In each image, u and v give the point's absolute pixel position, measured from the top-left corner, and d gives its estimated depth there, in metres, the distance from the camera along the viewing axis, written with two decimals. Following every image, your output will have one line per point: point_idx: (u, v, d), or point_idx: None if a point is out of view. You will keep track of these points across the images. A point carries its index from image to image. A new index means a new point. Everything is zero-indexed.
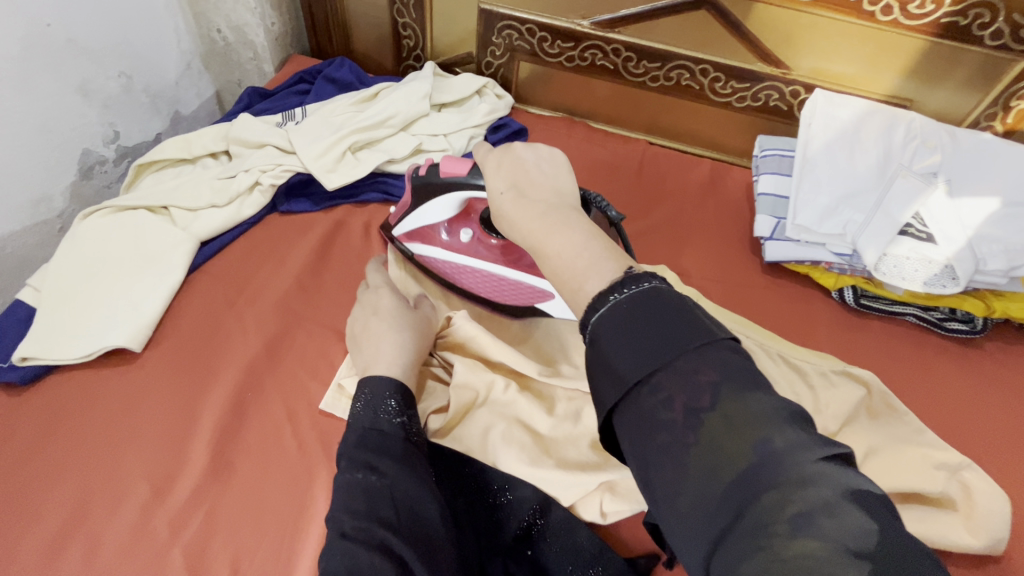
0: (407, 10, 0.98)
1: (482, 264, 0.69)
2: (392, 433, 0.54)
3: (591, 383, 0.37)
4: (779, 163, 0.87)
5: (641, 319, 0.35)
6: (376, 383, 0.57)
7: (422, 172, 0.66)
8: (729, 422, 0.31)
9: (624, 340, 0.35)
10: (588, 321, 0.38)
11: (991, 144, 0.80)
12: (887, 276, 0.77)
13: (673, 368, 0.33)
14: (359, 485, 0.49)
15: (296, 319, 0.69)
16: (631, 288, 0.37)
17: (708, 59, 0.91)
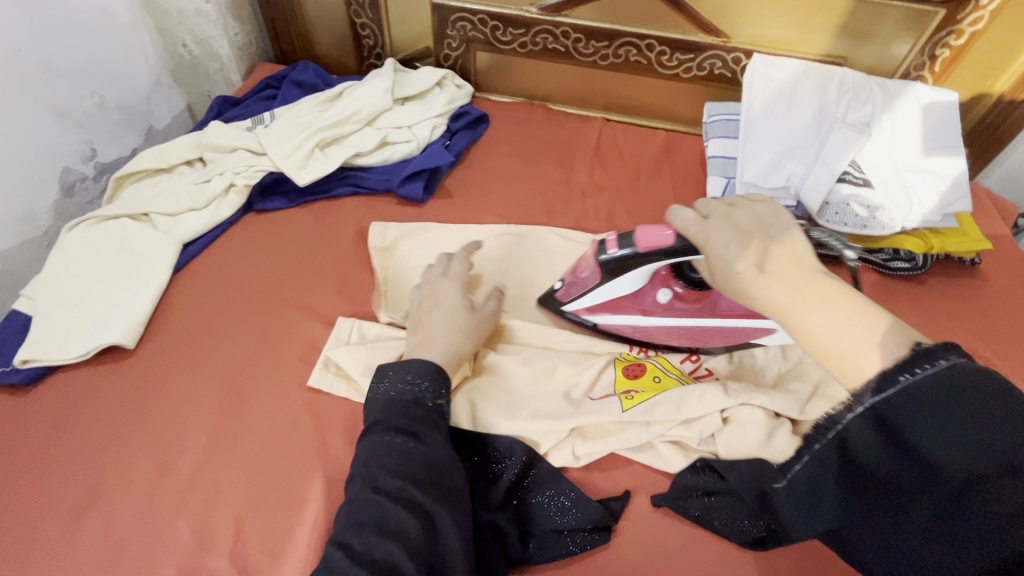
0: (364, 11, 1.02)
1: (672, 322, 0.68)
2: (431, 409, 0.57)
3: (858, 461, 0.38)
4: (726, 127, 0.92)
5: (950, 409, 0.34)
6: (418, 362, 0.60)
7: (612, 251, 0.62)
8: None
9: (936, 428, 0.35)
10: (869, 400, 0.38)
11: (916, 93, 0.86)
12: (831, 224, 0.81)
13: (993, 467, 0.33)
14: (391, 448, 0.52)
15: (279, 307, 0.73)
16: (923, 367, 0.36)
17: (653, 34, 0.96)
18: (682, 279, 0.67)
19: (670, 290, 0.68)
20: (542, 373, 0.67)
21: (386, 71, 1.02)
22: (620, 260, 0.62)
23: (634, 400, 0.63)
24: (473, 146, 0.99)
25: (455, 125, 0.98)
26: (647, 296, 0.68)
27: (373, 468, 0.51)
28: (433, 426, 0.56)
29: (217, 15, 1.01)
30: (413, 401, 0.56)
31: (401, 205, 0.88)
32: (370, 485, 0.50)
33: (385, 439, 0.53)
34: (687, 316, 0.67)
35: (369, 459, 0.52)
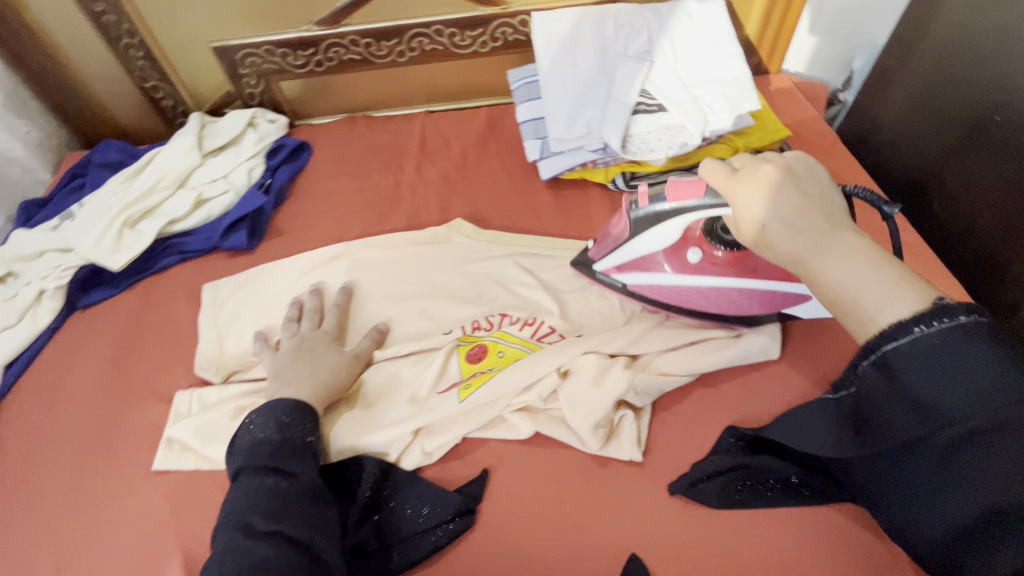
0: (149, 73, 1.00)
1: (704, 282, 0.66)
2: (298, 445, 0.57)
3: (869, 396, 0.42)
4: (529, 90, 0.94)
5: (959, 367, 0.37)
6: (284, 400, 0.60)
7: (642, 202, 0.64)
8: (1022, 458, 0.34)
9: (927, 373, 0.38)
10: (877, 346, 0.40)
11: (685, 10, 0.89)
12: (640, 154, 0.84)
13: (986, 421, 0.36)
14: (265, 490, 0.52)
15: (117, 398, 0.72)
16: (943, 320, 0.38)
17: (436, 19, 0.96)
18: (723, 244, 0.66)
19: (702, 252, 0.67)
20: (387, 383, 0.68)
21: (190, 126, 0.98)
22: (655, 213, 0.62)
23: (471, 388, 0.65)
24: (299, 177, 0.98)
25: (273, 162, 0.96)
26: (677, 259, 0.67)
27: (246, 513, 0.50)
28: (302, 461, 0.56)
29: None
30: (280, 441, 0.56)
31: (230, 258, 0.86)
32: (242, 531, 0.48)
33: (254, 483, 0.52)
34: (722, 275, 0.66)
35: (239, 507, 0.50)
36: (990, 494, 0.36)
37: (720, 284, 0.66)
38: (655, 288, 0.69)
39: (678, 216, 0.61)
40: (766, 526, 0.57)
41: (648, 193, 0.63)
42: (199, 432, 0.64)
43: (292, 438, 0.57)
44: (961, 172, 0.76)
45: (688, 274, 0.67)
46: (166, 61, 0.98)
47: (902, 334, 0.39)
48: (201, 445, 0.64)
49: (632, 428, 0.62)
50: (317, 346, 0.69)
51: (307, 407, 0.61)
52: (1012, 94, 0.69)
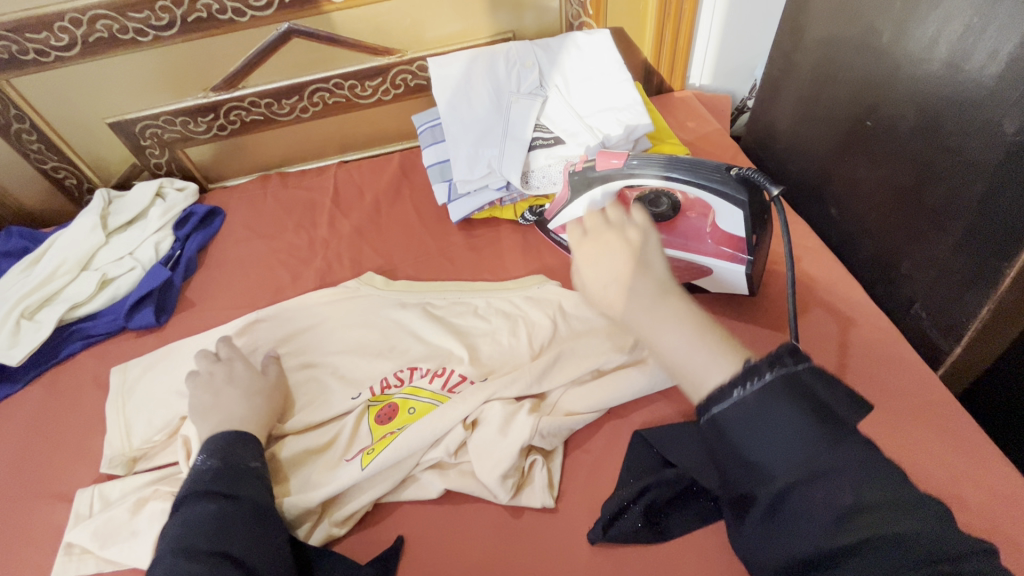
0: (47, 154, 0.97)
1: None
2: (244, 470, 0.58)
3: (725, 472, 0.42)
4: (433, 133, 0.94)
5: (774, 414, 0.40)
6: (230, 435, 0.61)
7: (577, 168, 0.74)
8: (843, 501, 0.37)
9: (761, 437, 0.40)
10: (714, 414, 0.42)
11: (574, 41, 0.91)
12: (543, 188, 0.85)
13: (805, 470, 0.38)
14: (203, 516, 0.52)
15: (16, 503, 0.68)
16: (758, 377, 0.41)
17: (333, 74, 0.96)
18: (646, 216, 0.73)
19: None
20: (298, 456, 0.66)
21: (94, 204, 0.96)
22: (588, 177, 0.73)
23: (373, 453, 0.62)
24: (211, 244, 0.96)
25: (182, 232, 0.95)
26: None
27: (187, 542, 0.50)
28: (248, 484, 0.57)
29: None
30: (226, 470, 0.57)
31: (140, 337, 0.84)
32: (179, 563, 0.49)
33: (198, 510, 0.53)
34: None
35: (182, 536, 0.51)
36: (823, 543, 0.37)
37: None
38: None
39: (607, 180, 0.71)
40: (682, 562, 0.55)
41: (584, 160, 0.75)
42: (98, 533, 0.62)
43: (240, 466, 0.58)
44: (846, 173, 0.79)
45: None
46: (64, 142, 0.97)
47: (728, 392, 0.41)
48: (101, 547, 0.61)
49: (542, 473, 0.61)
50: (257, 385, 0.68)
51: (252, 436, 0.62)
52: (878, 97, 0.71)
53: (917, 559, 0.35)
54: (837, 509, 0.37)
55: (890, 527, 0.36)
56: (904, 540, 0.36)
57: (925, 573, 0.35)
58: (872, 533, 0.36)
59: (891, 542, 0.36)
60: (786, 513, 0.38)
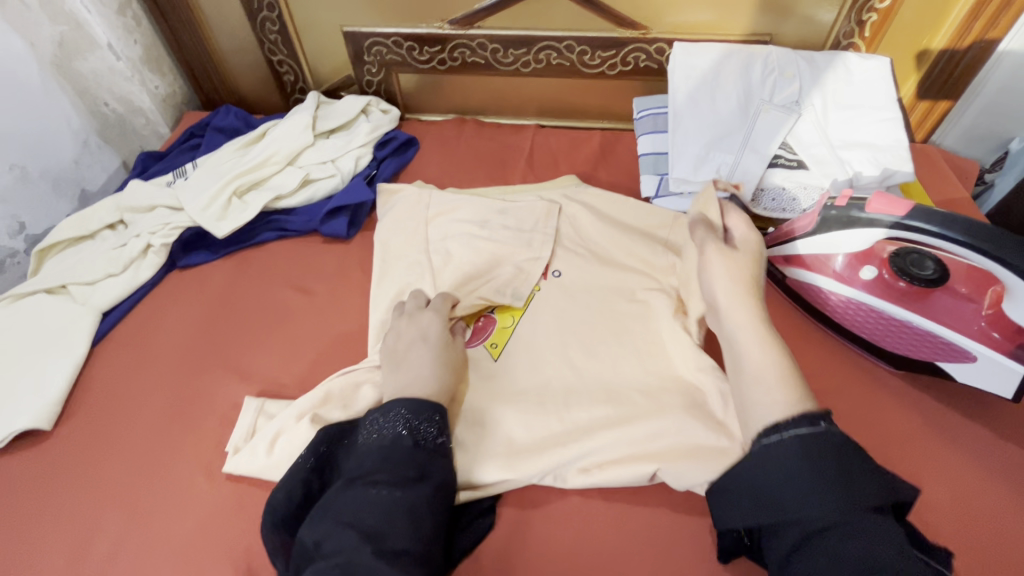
0: (278, 48, 1.02)
1: (876, 302, 0.66)
2: (413, 450, 0.52)
3: (767, 485, 0.47)
4: (654, 122, 0.88)
5: (837, 468, 0.44)
6: (413, 402, 0.55)
7: (841, 203, 0.66)
8: (863, 557, 0.41)
9: (824, 489, 0.44)
10: (778, 434, 0.47)
11: (845, 63, 0.82)
12: (769, 211, 0.78)
13: (856, 518, 0.43)
14: (381, 502, 0.48)
15: (199, 365, 0.71)
16: (830, 440, 0.46)
17: (569, 35, 0.92)
18: (905, 274, 0.65)
19: (880, 271, 0.67)
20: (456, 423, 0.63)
21: (307, 104, 0.99)
22: (850, 216, 0.65)
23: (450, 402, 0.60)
24: (402, 173, 0.96)
25: (382, 153, 0.96)
26: (851, 266, 0.68)
27: (375, 526, 0.47)
28: (430, 466, 0.52)
29: (132, 71, 1.01)
30: (398, 447, 0.52)
31: (326, 243, 0.85)
32: (376, 504, 0.48)
33: (367, 492, 0.48)
34: (873, 295, 0.66)
35: (364, 518, 0.47)
36: None
37: (883, 307, 0.65)
38: (804, 285, 0.72)
39: (869, 225, 0.64)
40: None
41: (848, 195, 0.66)
42: (268, 438, 0.60)
43: (422, 444, 0.53)
44: None
45: (841, 282, 0.68)
46: (297, 40, 1.01)
47: (805, 423, 0.46)
48: (268, 456, 0.60)
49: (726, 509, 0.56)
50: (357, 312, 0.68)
51: (436, 410, 0.56)
52: None
53: None
54: (838, 529, 0.43)
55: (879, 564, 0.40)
56: None
57: None
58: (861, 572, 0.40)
59: None
60: (795, 541, 0.44)
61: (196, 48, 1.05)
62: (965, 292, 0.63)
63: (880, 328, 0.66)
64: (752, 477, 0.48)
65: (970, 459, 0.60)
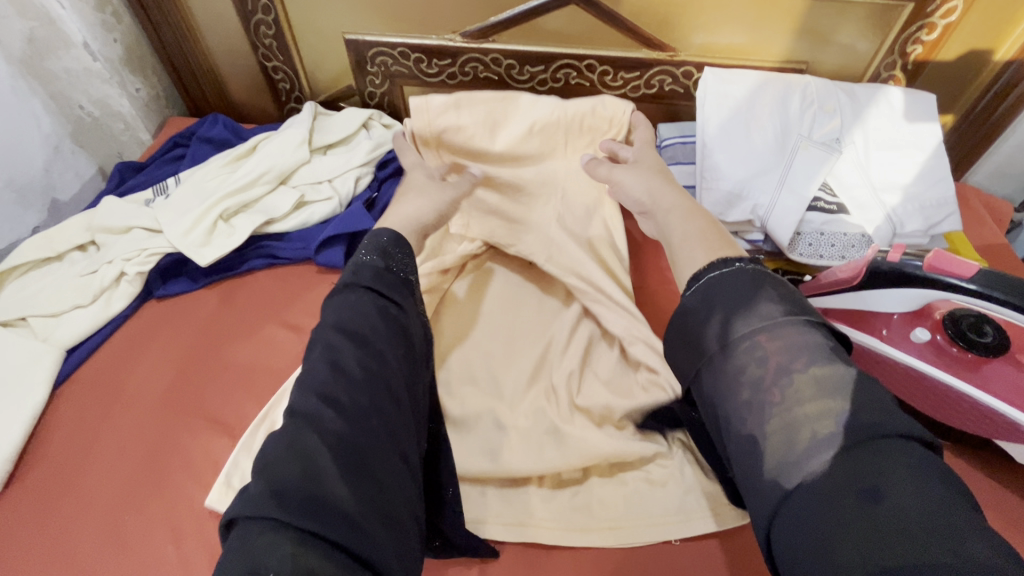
0: (273, 53, 0.94)
1: (928, 368, 0.60)
2: (383, 271, 0.51)
3: (695, 321, 0.45)
4: (681, 152, 0.82)
5: (755, 290, 0.44)
6: (392, 233, 0.55)
7: (895, 260, 0.60)
8: (810, 393, 0.37)
9: (748, 306, 0.42)
10: (711, 273, 0.47)
11: (888, 98, 0.76)
12: (805, 257, 0.72)
13: (776, 328, 0.41)
14: (359, 307, 0.48)
15: (176, 414, 0.64)
16: (793, 311, 0.41)
17: (591, 54, 0.86)
18: (963, 340, 0.60)
19: (933, 334, 0.61)
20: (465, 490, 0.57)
21: (304, 116, 0.91)
22: (901, 273, 0.60)
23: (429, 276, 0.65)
24: None
25: (382, 173, 0.88)
26: (898, 328, 0.63)
27: (350, 325, 0.46)
28: (410, 300, 0.52)
29: (110, 72, 0.92)
30: (387, 269, 0.52)
31: (322, 273, 0.78)
32: (351, 308, 0.48)
33: (352, 300, 0.48)
34: (928, 362, 0.60)
35: (342, 317, 0.47)
36: (772, 405, 0.38)
37: (934, 375, 0.60)
38: (846, 344, 0.67)
39: (929, 287, 0.58)
40: None
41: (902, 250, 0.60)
42: None
43: (393, 269, 0.52)
44: None
45: (889, 344, 0.63)
46: (294, 47, 0.93)
47: (719, 266, 0.47)
48: None
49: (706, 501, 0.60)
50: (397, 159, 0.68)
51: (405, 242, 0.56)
52: None
53: (868, 425, 0.35)
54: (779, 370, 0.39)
55: (839, 407, 0.36)
56: (858, 419, 0.35)
57: (870, 440, 0.34)
58: (811, 400, 0.37)
59: (843, 412, 0.36)
60: (736, 396, 0.40)
61: (183, 49, 0.97)
62: None
63: (931, 397, 0.61)
64: (697, 336, 0.44)
65: None
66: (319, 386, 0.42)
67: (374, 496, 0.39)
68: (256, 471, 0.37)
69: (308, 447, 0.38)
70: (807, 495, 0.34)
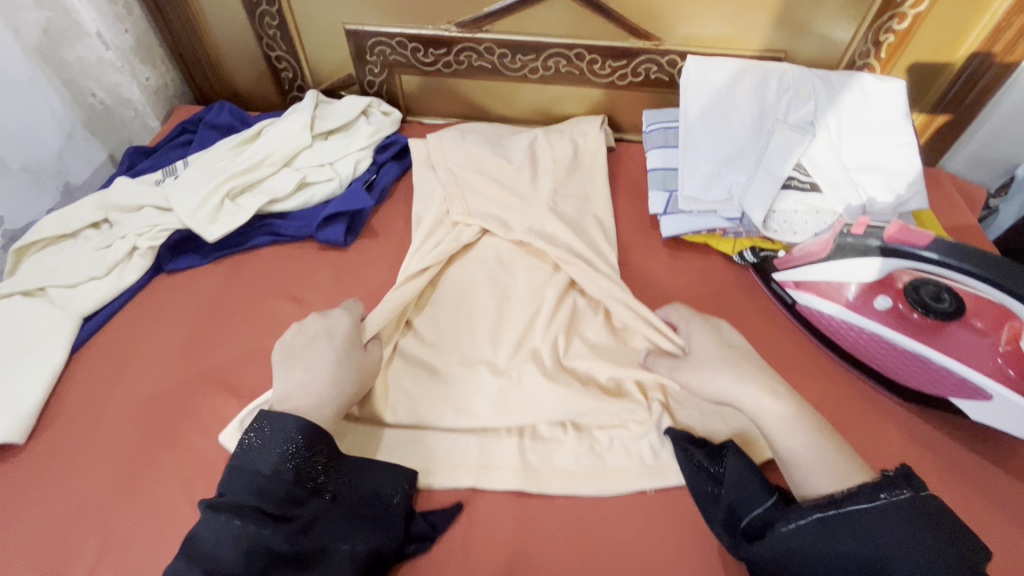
0: (277, 43, 0.99)
1: (888, 333, 0.64)
2: (276, 476, 0.50)
3: (841, 543, 0.43)
4: (665, 136, 0.86)
5: (918, 531, 0.41)
6: (301, 422, 0.52)
7: (858, 232, 0.65)
8: (914, 559, 0.40)
9: (913, 546, 0.41)
10: (852, 506, 0.44)
11: (861, 83, 0.80)
12: (781, 233, 0.76)
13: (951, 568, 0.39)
14: (227, 530, 0.46)
15: (186, 378, 0.68)
16: (894, 492, 0.43)
17: (580, 43, 0.90)
18: (921, 306, 0.64)
19: (895, 302, 0.65)
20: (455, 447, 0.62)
21: (306, 104, 0.95)
22: (865, 245, 0.64)
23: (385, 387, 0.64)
24: (403, 177, 0.93)
25: (381, 157, 0.92)
26: (864, 296, 0.67)
27: (209, 552, 0.46)
28: (309, 500, 0.51)
29: (121, 61, 0.97)
30: (269, 475, 0.50)
31: (323, 250, 0.82)
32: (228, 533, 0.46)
33: (225, 521, 0.47)
34: (888, 326, 0.64)
35: (205, 542, 0.46)
36: None
37: (895, 339, 0.64)
38: (815, 312, 0.70)
39: (890, 256, 0.62)
40: None
41: (865, 222, 0.65)
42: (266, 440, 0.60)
43: (269, 471, 0.50)
44: None
45: (854, 311, 0.67)
46: (297, 37, 0.97)
47: (864, 496, 0.44)
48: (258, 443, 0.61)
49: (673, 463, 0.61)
50: (356, 360, 0.60)
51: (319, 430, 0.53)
52: None
53: None
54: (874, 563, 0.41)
55: None
56: None
57: None
58: None
59: None
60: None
61: (190, 39, 1.01)
62: (983, 327, 0.62)
63: (891, 360, 0.65)
64: (835, 547, 0.43)
65: (982, 496, 0.59)
66: None
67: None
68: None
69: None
70: None
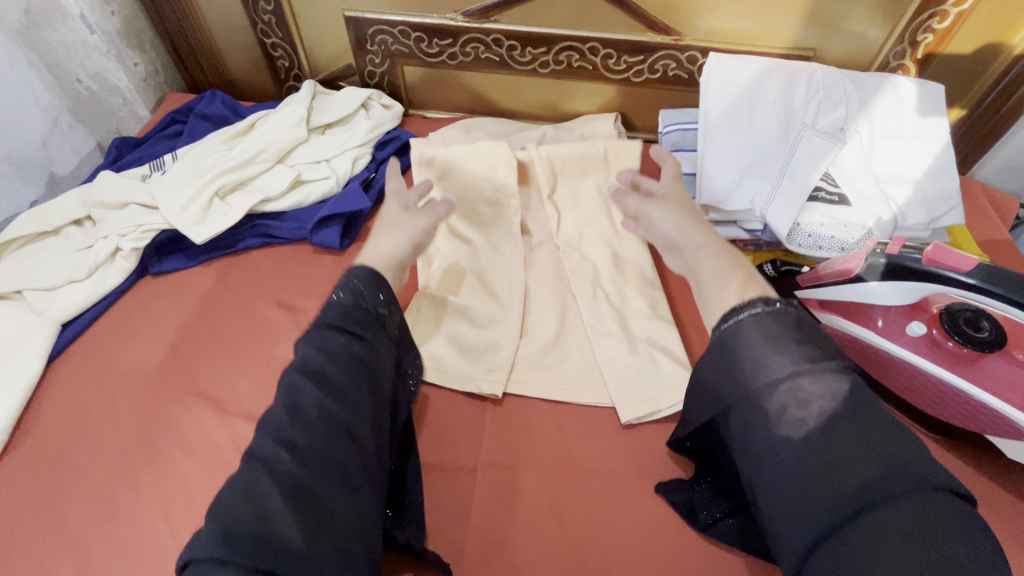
0: (272, 30, 0.93)
1: (921, 362, 0.59)
2: (362, 309, 0.49)
3: (727, 370, 0.43)
4: (682, 139, 0.80)
5: (787, 334, 0.41)
6: (365, 269, 0.51)
7: (895, 251, 0.60)
8: (797, 349, 0.41)
9: (774, 345, 0.41)
10: (725, 323, 0.44)
11: (897, 87, 0.74)
12: (805, 248, 0.70)
13: (810, 373, 0.39)
14: (332, 348, 0.46)
15: (168, 390, 0.64)
16: (769, 305, 0.43)
17: (594, 36, 0.84)
18: (957, 334, 0.60)
19: (929, 329, 0.61)
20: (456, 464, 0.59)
21: (302, 95, 0.90)
22: (902, 266, 0.59)
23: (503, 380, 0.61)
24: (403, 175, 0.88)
25: (381, 154, 0.87)
26: (895, 322, 0.62)
27: (315, 370, 0.44)
28: (375, 326, 0.49)
29: (107, 46, 0.90)
30: (349, 303, 0.49)
31: (318, 253, 0.77)
32: (321, 347, 0.46)
33: (317, 337, 0.46)
34: (920, 354, 0.60)
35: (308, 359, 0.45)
36: (809, 458, 0.38)
37: (929, 368, 0.59)
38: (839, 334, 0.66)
39: (929, 279, 0.57)
40: None
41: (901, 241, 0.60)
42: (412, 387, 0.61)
43: (366, 303, 0.49)
44: None
45: (883, 337, 0.62)
46: (293, 23, 0.91)
47: (759, 303, 0.44)
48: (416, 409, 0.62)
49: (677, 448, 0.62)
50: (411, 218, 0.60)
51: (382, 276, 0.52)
52: None
53: (901, 482, 0.35)
54: (831, 413, 0.38)
55: (876, 459, 0.36)
56: (905, 470, 0.36)
57: (918, 501, 0.35)
58: (843, 450, 0.37)
59: (884, 470, 0.36)
60: (748, 426, 0.41)
61: (180, 24, 0.95)
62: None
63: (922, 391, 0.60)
64: (721, 381, 0.43)
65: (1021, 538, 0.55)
66: (278, 428, 0.41)
67: (323, 533, 0.38)
68: (208, 515, 0.37)
69: (260, 491, 0.38)
70: (845, 546, 0.35)
